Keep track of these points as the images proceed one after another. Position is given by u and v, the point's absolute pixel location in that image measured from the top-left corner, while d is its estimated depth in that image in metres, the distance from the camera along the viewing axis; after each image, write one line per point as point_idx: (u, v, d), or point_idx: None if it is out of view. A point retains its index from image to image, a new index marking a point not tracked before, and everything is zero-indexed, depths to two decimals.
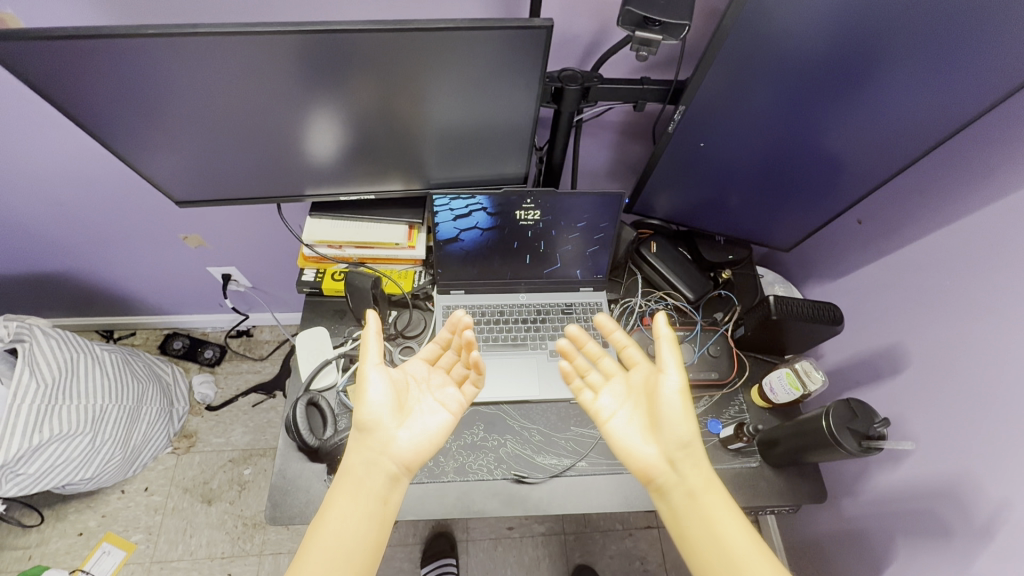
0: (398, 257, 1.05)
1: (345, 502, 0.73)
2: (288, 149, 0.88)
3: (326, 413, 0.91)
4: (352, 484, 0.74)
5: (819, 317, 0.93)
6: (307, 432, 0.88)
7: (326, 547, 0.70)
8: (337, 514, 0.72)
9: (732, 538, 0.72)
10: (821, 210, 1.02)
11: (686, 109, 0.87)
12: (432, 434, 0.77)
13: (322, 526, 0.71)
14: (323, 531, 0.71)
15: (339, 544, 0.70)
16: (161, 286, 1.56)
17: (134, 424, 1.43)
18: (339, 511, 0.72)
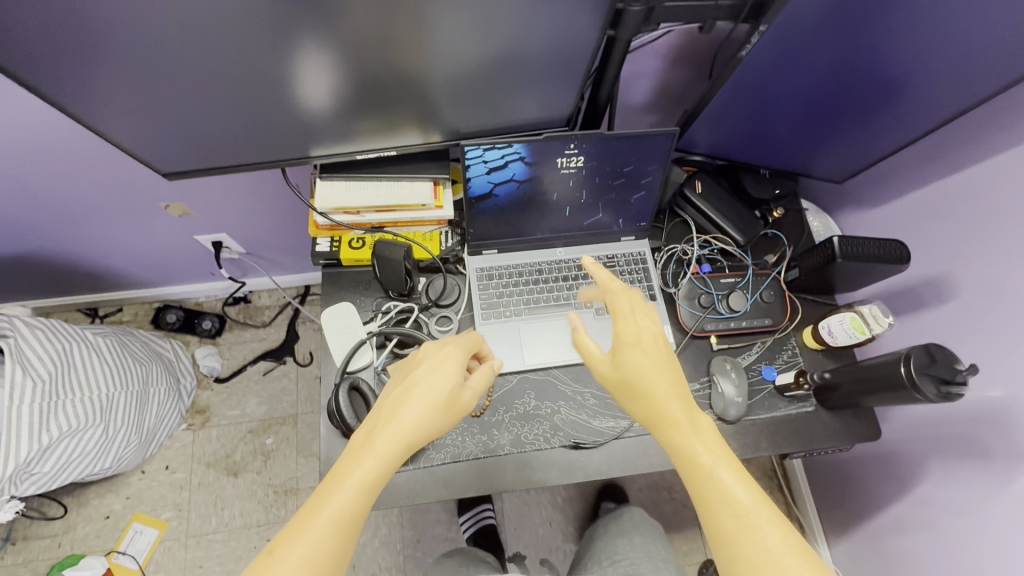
0: (423, 218, 0.93)
1: (351, 496, 0.57)
2: (291, 103, 0.75)
3: (369, 397, 0.84)
4: (375, 474, 0.59)
5: (887, 255, 0.87)
6: (353, 420, 0.81)
7: (309, 547, 0.54)
8: (337, 509, 0.56)
9: (778, 542, 0.58)
10: (884, 140, 0.93)
11: (766, 28, 0.74)
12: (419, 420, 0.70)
13: (315, 516, 0.55)
14: (315, 526, 0.55)
15: (327, 553, 0.54)
16: (146, 260, 1.42)
17: (145, 407, 1.36)
18: (343, 506, 0.56)
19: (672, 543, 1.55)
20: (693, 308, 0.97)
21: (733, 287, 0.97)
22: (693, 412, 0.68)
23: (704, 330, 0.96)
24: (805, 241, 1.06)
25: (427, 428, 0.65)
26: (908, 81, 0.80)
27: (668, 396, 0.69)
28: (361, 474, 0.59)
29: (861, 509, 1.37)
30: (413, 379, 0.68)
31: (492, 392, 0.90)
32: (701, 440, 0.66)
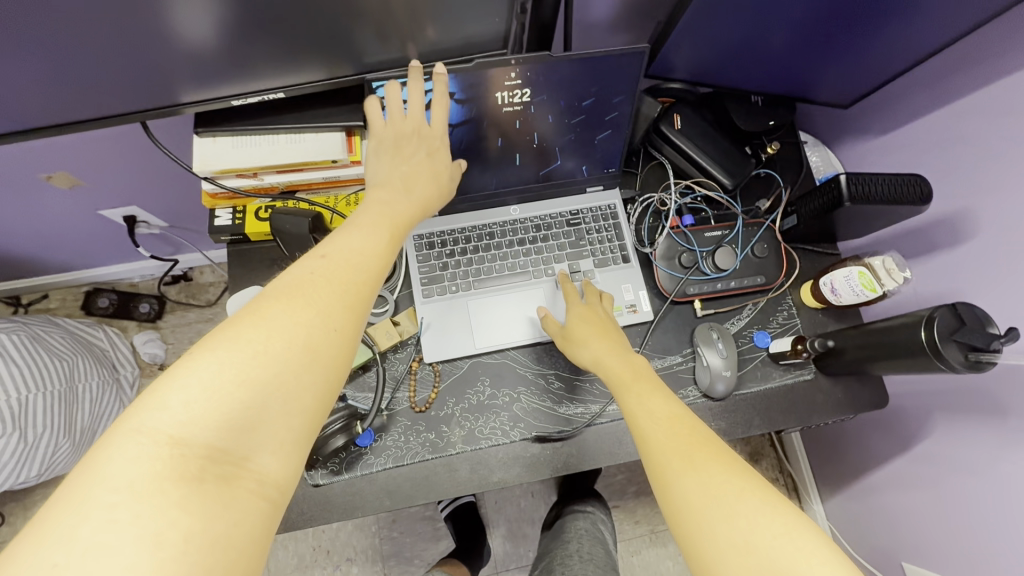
0: (342, 178, 0.76)
1: (362, 249, 0.53)
2: (129, 28, 0.55)
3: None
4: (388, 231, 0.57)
5: (904, 196, 0.72)
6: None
7: (317, 289, 0.48)
8: (345, 260, 0.51)
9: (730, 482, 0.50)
10: (901, 51, 0.75)
11: None
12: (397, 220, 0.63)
13: (320, 260, 0.50)
14: (319, 274, 0.49)
15: (335, 294, 0.49)
16: (55, 242, 1.23)
17: (74, 406, 1.21)
18: (354, 258, 0.52)
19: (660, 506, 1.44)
20: (673, 269, 0.82)
21: (719, 242, 0.82)
22: (643, 376, 0.65)
23: (686, 295, 0.82)
24: (803, 179, 0.91)
25: (428, 201, 0.65)
26: None
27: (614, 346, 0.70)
28: (367, 233, 0.55)
29: (838, 476, 1.26)
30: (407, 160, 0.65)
31: (440, 381, 0.77)
32: (638, 371, 0.66)
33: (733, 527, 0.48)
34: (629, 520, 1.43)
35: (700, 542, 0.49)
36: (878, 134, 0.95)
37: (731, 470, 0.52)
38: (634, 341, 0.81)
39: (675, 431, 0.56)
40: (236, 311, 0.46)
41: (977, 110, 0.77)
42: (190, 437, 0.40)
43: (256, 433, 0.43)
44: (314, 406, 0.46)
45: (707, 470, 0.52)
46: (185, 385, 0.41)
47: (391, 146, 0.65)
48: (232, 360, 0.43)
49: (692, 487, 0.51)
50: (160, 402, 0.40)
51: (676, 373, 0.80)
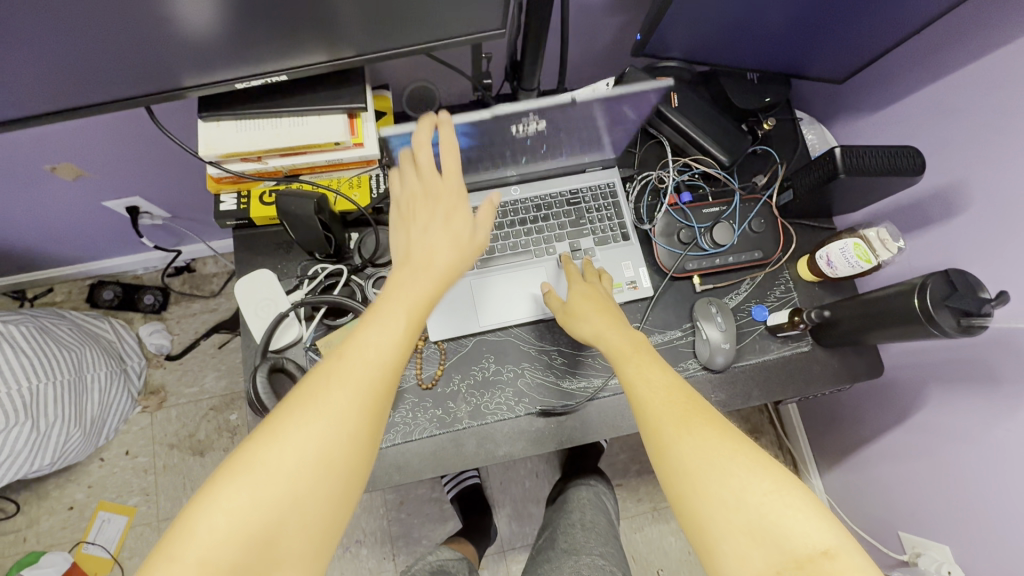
0: (344, 161, 0.77)
1: (374, 343, 0.51)
2: (131, 11, 0.56)
3: (298, 379, 0.72)
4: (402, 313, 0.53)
5: (899, 167, 0.74)
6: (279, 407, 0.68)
7: (328, 401, 0.49)
8: (357, 361, 0.50)
9: (723, 445, 0.53)
10: (896, 26, 0.76)
11: None
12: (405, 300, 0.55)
13: (331, 366, 0.50)
14: (333, 384, 0.49)
15: (348, 401, 0.49)
16: (59, 234, 1.24)
17: (82, 396, 1.23)
18: (367, 355, 0.51)
19: None
20: (672, 245, 0.84)
21: (718, 218, 0.83)
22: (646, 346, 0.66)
23: (685, 271, 0.83)
24: (799, 155, 0.92)
25: (450, 271, 0.57)
26: None
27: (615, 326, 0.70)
28: (378, 321, 0.53)
29: (837, 450, 1.28)
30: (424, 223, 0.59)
31: (445, 359, 0.78)
32: (635, 344, 0.67)
33: (724, 486, 0.51)
34: (633, 498, 1.46)
35: (693, 498, 0.51)
36: (873, 109, 0.96)
37: (723, 434, 0.54)
38: (635, 316, 0.83)
39: (670, 400, 0.58)
40: (257, 428, 0.48)
41: (972, 83, 0.78)
42: (218, 559, 0.44)
43: (279, 547, 0.46)
44: (334, 512, 0.48)
45: (702, 433, 0.54)
46: (211, 512, 0.44)
47: (404, 214, 0.59)
48: (251, 486, 0.45)
49: (688, 450, 0.53)
50: (190, 526, 0.44)
51: (676, 347, 0.82)
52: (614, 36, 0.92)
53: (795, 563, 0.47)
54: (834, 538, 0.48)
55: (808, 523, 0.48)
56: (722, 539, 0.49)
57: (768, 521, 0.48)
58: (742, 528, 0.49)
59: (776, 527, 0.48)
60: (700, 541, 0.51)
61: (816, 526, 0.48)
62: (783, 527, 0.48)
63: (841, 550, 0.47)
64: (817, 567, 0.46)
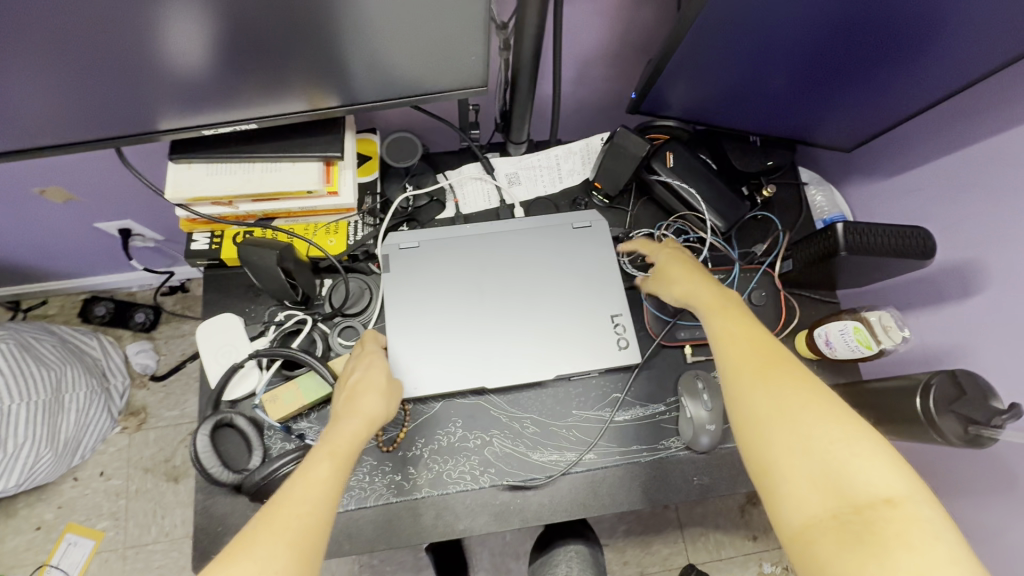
0: (319, 207, 0.75)
1: (303, 483, 0.52)
2: (98, 57, 0.55)
3: (247, 435, 0.68)
4: (327, 453, 0.55)
5: (905, 248, 0.68)
6: (219, 467, 0.65)
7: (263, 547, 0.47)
8: (297, 507, 0.50)
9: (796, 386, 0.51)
10: (903, 97, 0.72)
11: None
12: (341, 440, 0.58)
13: (269, 518, 0.49)
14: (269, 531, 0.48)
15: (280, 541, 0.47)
16: (51, 252, 1.24)
17: (57, 417, 1.21)
18: (296, 496, 0.51)
19: (651, 547, 1.38)
20: (662, 310, 0.79)
21: None
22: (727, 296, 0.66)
23: (676, 339, 0.79)
24: (803, 222, 0.88)
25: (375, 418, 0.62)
26: (936, 15, 0.59)
27: (699, 280, 0.69)
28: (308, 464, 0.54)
29: None
30: (347, 386, 0.65)
31: (409, 422, 0.74)
32: (723, 301, 0.65)
33: (791, 430, 0.49)
34: (619, 560, 1.37)
35: (760, 443, 0.50)
36: (884, 177, 0.91)
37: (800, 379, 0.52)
38: (617, 387, 0.77)
39: (752, 353, 0.56)
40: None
41: (988, 160, 0.74)
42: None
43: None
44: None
45: (777, 384, 0.52)
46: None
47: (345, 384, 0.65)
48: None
49: (758, 399, 0.52)
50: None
51: (658, 422, 0.76)
52: (613, 88, 0.90)
53: (854, 507, 0.44)
54: (903, 487, 0.44)
55: (880, 469, 0.45)
56: (786, 482, 0.47)
57: (833, 466, 0.46)
58: (811, 469, 0.46)
59: (838, 469, 0.46)
60: (764, 484, 0.49)
61: (885, 476, 0.45)
62: (844, 471, 0.45)
63: (908, 501, 0.43)
64: (877, 515, 0.43)
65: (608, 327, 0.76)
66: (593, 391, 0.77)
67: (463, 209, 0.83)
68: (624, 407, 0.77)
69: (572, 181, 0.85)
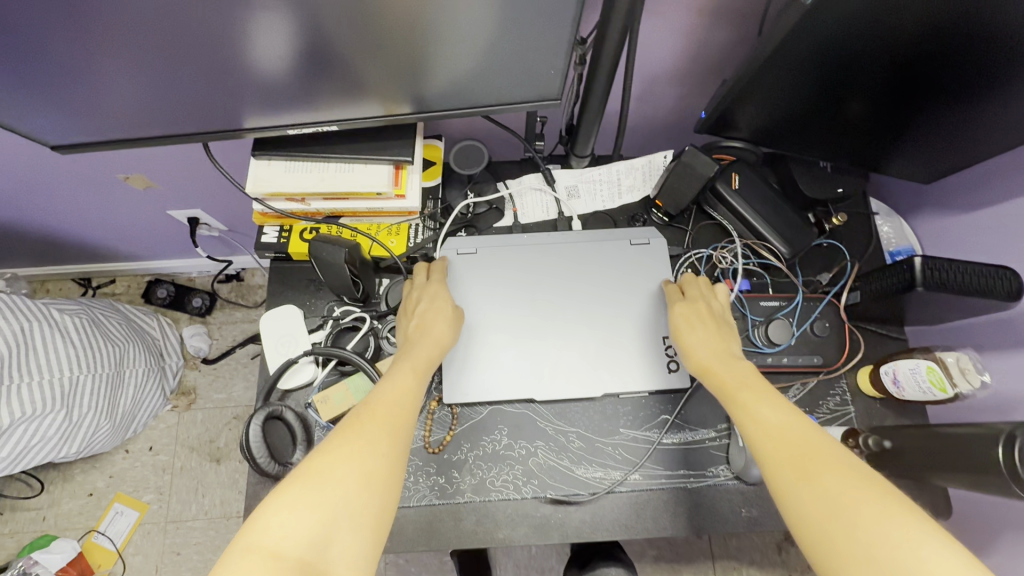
0: (384, 209, 0.77)
1: (390, 389, 0.60)
2: (202, 59, 0.59)
3: (294, 429, 0.70)
4: (410, 368, 0.63)
5: (989, 288, 0.65)
6: (267, 459, 0.68)
7: (363, 431, 0.55)
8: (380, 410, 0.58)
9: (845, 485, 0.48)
10: (993, 134, 0.69)
11: None
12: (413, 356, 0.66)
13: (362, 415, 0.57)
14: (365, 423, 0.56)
15: (377, 431, 0.55)
16: (126, 235, 1.32)
17: (117, 390, 1.28)
18: (384, 401, 0.59)
19: None
20: None
21: (775, 314, 0.76)
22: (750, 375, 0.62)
23: None
24: (871, 254, 0.84)
25: (443, 338, 0.69)
26: None
27: (720, 351, 0.67)
28: (394, 376, 0.62)
29: None
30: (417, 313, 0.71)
31: (456, 425, 0.74)
32: (745, 379, 0.62)
33: (852, 539, 0.45)
34: None
35: (822, 554, 0.47)
36: None
37: (848, 474, 0.49)
38: (667, 408, 0.76)
39: (786, 441, 0.53)
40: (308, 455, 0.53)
41: None
42: (284, 551, 0.47)
43: (331, 549, 0.49)
44: (375, 521, 0.51)
45: (821, 480, 0.49)
46: (275, 518, 0.49)
47: (409, 308, 0.72)
48: (308, 495, 0.50)
49: (810, 503, 0.49)
50: (262, 522, 0.49)
51: (707, 449, 0.74)
52: (678, 107, 0.89)
53: None
54: None
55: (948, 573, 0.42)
56: None
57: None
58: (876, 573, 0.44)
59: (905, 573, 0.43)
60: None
61: (960, 574, 0.42)
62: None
63: None
64: None
65: (660, 349, 0.75)
66: (642, 411, 0.76)
67: (521, 219, 0.84)
68: (672, 430, 0.75)
69: (632, 197, 0.85)
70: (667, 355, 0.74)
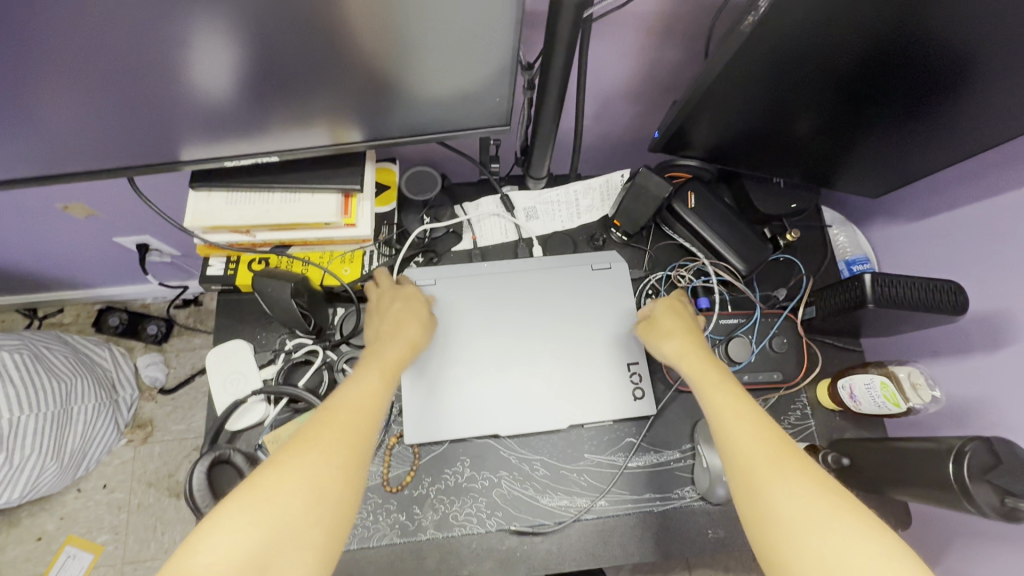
0: (334, 238, 0.74)
1: (352, 393, 0.58)
2: (127, 88, 0.55)
3: (243, 473, 0.67)
4: (376, 371, 0.61)
5: (933, 301, 0.66)
6: (213, 507, 0.65)
7: (317, 443, 0.52)
8: (340, 417, 0.55)
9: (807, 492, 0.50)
10: (934, 149, 0.70)
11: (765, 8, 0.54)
12: (381, 357, 0.63)
13: (322, 423, 0.54)
14: (322, 434, 0.53)
15: (336, 442, 0.53)
16: (70, 263, 1.25)
17: (65, 428, 1.21)
18: (345, 407, 0.57)
19: None
20: None
21: (734, 332, 0.77)
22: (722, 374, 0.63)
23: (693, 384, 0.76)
24: (826, 267, 0.86)
25: (410, 343, 0.66)
26: (967, 68, 0.58)
27: (692, 347, 0.67)
28: (360, 379, 0.60)
29: None
30: (388, 313, 0.70)
31: (416, 459, 0.72)
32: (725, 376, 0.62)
33: (821, 540, 0.47)
34: None
35: (783, 548, 0.48)
36: None
37: (812, 482, 0.50)
38: (631, 431, 0.75)
39: (758, 440, 0.54)
40: (253, 474, 0.51)
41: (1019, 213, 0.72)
42: (222, 574, 0.45)
43: (275, 567, 0.47)
44: (322, 540, 0.50)
45: (791, 481, 0.51)
46: (212, 540, 0.47)
47: (378, 310, 0.71)
48: (250, 516, 0.48)
49: (781, 502, 0.50)
50: (196, 547, 0.46)
51: (672, 470, 0.74)
52: (634, 125, 0.90)
53: None
54: None
55: None
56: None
57: None
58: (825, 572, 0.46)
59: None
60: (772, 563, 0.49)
61: None
62: None
63: None
64: None
65: (622, 372, 0.74)
66: (607, 435, 0.75)
67: (480, 243, 0.83)
68: (638, 453, 0.74)
69: (590, 218, 0.85)
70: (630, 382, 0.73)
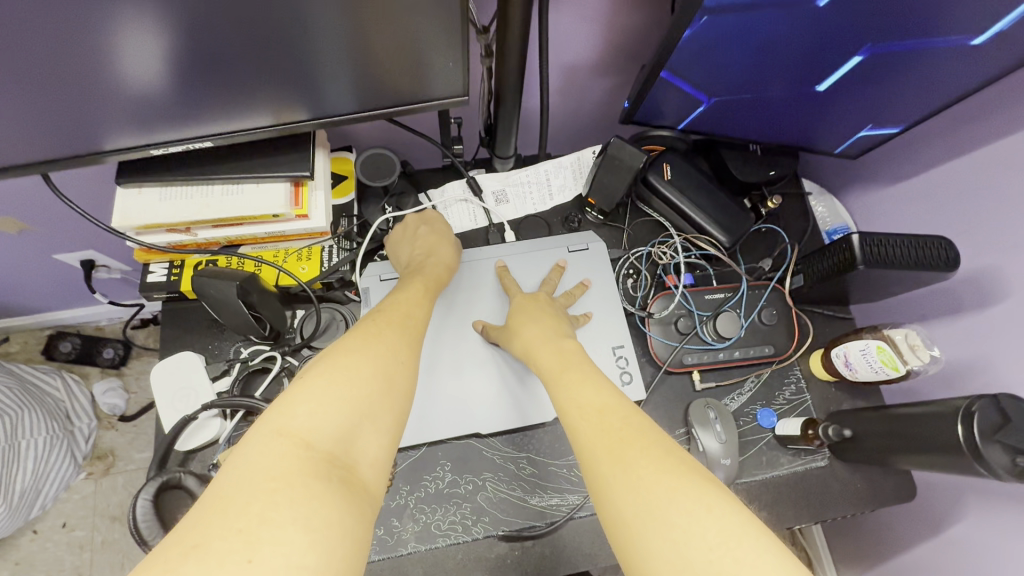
0: (286, 232, 0.68)
1: (404, 300, 0.57)
2: (22, 76, 0.48)
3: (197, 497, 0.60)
4: (421, 283, 0.61)
5: (924, 258, 0.63)
6: None
7: (385, 333, 0.51)
8: (398, 316, 0.54)
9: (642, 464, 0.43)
10: (911, 101, 0.68)
11: None
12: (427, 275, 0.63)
13: (382, 318, 0.53)
14: (388, 327, 0.52)
15: (399, 336, 0.51)
16: (9, 286, 1.15)
17: (11, 466, 1.11)
18: (398, 309, 0.55)
19: None
20: (668, 336, 0.73)
21: (721, 307, 0.73)
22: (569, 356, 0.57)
23: (683, 365, 0.72)
24: (809, 235, 0.83)
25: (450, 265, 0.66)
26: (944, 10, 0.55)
27: (542, 330, 0.61)
28: (404, 291, 0.59)
29: None
30: (419, 240, 0.68)
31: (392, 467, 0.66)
32: (568, 360, 0.56)
33: (663, 511, 0.40)
34: None
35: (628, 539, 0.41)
36: None
37: (653, 452, 0.44)
38: None
39: (598, 422, 0.48)
40: (322, 355, 0.47)
41: None
42: (313, 440, 0.41)
43: (356, 444, 0.43)
44: (395, 422, 0.46)
45: (629, 456, 0.44)
46: (305, 404, 0.43)
47: (403, 238, 0.69)
48: (338, 384, 0.45)
49: (620, 489, 0.43)
50: (291, 408, 0.42)
51: None
52: (603, 99, 0.85)
53: None
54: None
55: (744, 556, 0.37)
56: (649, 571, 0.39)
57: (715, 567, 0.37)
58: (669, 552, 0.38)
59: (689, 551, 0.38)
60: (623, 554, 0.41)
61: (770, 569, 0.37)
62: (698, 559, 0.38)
63: None
64: None
65: (607, 357, 0.70)
66: None
67: None
68: None
69: (564, 198, 0.80)
70: (617, 367, 0.69)
